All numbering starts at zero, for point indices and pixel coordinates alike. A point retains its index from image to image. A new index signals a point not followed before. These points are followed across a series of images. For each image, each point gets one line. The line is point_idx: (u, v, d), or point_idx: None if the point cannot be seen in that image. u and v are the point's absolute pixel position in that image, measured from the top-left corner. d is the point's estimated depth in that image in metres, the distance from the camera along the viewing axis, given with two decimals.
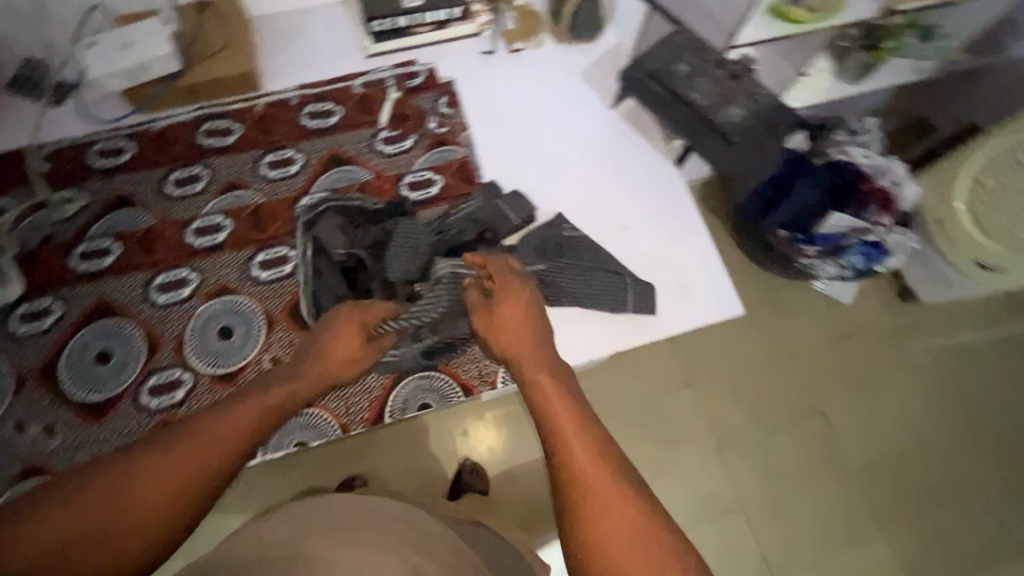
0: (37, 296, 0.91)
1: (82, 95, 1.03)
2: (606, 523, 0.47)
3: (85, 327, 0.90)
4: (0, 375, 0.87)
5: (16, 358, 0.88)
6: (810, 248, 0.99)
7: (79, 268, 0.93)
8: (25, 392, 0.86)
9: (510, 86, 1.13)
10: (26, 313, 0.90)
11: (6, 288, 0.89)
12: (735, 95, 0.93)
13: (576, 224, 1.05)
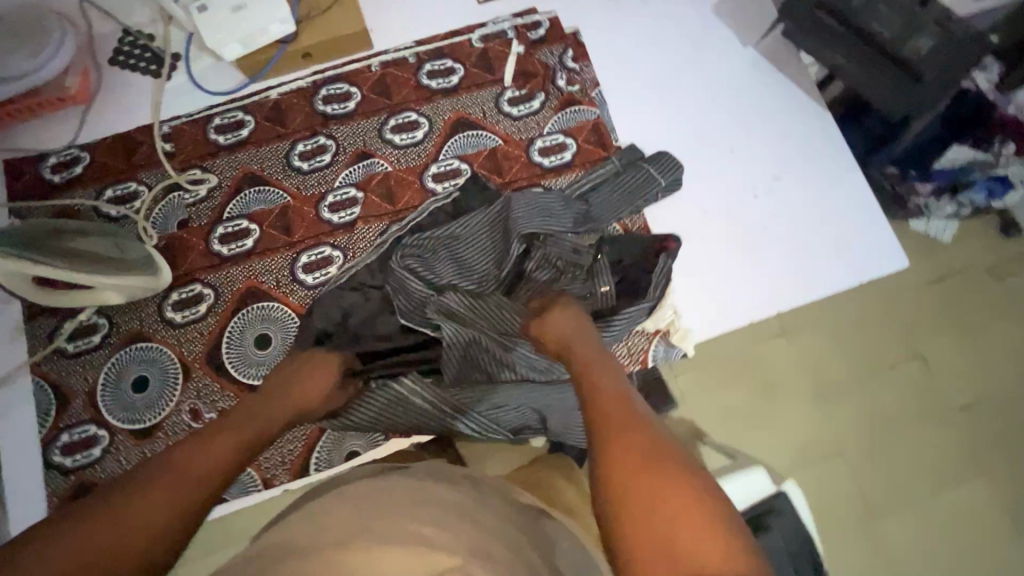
0: (186, 284, 0.89)
1: (193, 65, 0.98)
2: (662, 520, 0.41)
3: (239, 313, 0.88)
4: (165, 364, 0.86)
5: (177, 347, 0.87)
6: (926, 184, 1.03)
7: (222, 251, 0.91)
8: (193, 380, 0.86)
9: (637, 27, 1.03)
10: (178, 301, 0.88)
11: (158, 276, 0.85)
12: (924, 24, 0.82)
13: (724, 178, 0.97)
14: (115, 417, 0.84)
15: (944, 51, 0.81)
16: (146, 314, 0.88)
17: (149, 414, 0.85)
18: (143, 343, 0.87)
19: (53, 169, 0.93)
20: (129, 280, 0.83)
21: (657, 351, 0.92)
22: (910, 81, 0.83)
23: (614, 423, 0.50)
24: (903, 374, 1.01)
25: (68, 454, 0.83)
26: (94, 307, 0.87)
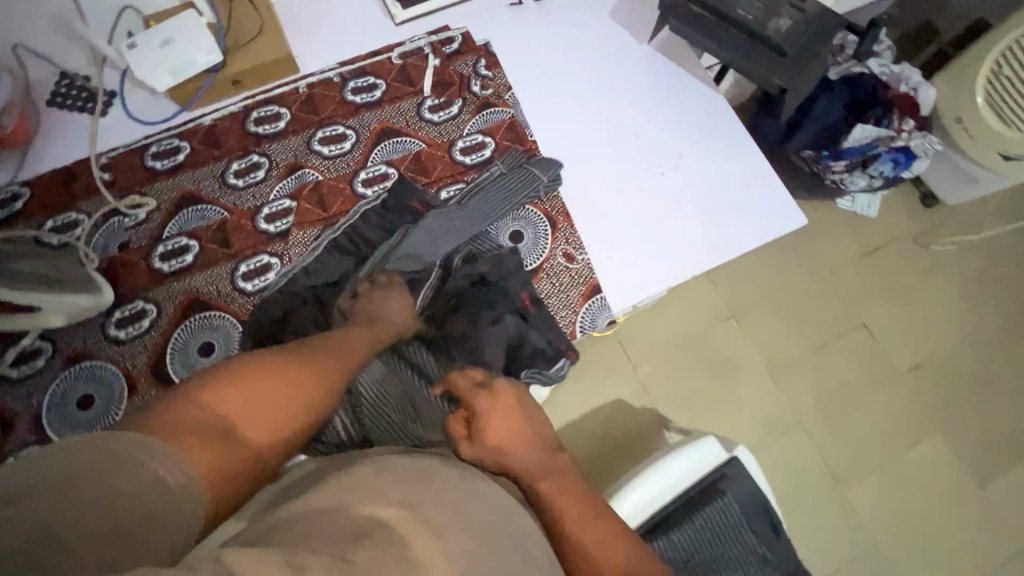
0: (129, 301, 0.92)
1: (127, 100, 1.04)
2: None
3: (183, 323, 0.92)
4: (109, 380, 0.88)
5: (123, 362, 0.89)
6: (838, 162, 1.28)
7: (163, 268, 0.95)
8: (140, 392, 0.88)
9: (543, 36, 1.14)
10: (121, 318, 0.91)
11: (102, 294, 0.90)
12: (780, 6, 0.93)
13: (631, 159, 1.05)
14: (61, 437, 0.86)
15: (799, 27, 0.92)
16: (90, 335, 0.90)
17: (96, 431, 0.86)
18: (88, 361, 0.89)
19: None
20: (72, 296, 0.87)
21: (583, 324, 0.96)
22: (777, 56, 0.93)
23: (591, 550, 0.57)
24: None
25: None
26: (36, 333, 0.89)
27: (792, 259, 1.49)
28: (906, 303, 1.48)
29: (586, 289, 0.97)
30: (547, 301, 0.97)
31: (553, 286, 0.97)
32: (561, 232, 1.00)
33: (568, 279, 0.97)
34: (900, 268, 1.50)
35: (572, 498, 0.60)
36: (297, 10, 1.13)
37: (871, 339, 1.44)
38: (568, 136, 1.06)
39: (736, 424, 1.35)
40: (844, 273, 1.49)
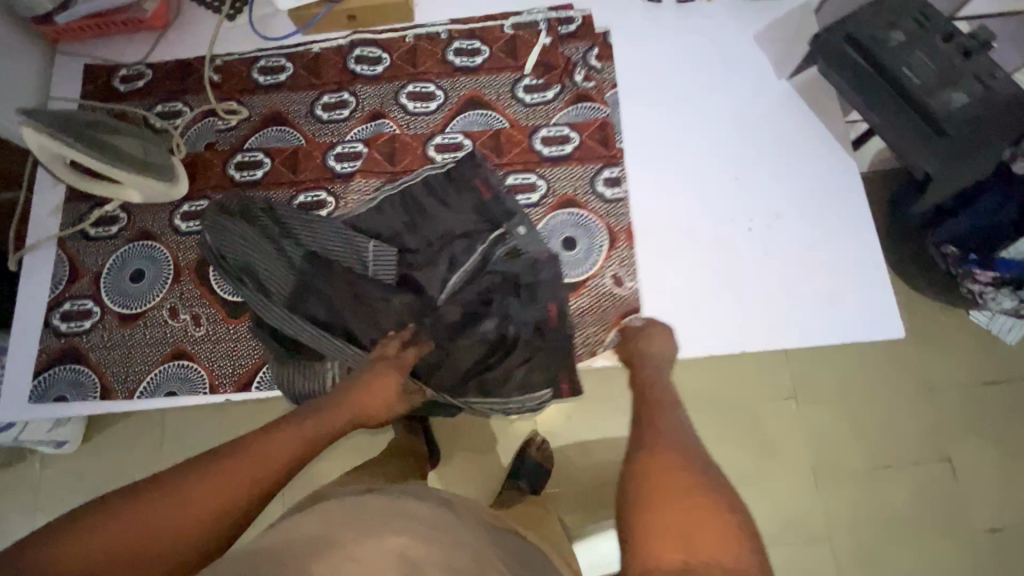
0: (199, 199, 0.99)
1: (254, 10, 1.08)
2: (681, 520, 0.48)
3: None
4: (162, 264, 0.96)
5: (176, 252, 0.96)
6: (985, 273, 1.05)
7: (235, 176, 1.00)
8: (182, 283, 0.95)
9: (671, 44, 1.02)
10: (188, 212, 0.98)
11: (176, 186, 0.97)
12: (958, 77, 0.76)
13: (724, 199, 0.94)
14: (111, 300, 0.95)
15: (976, 108, 0.74)
16: (158, 218, 0.98)
17: (136, 304, 0.94)
18: (149, 242, 0.97)
19: (121, 81, 1.06)
20: (154, 183, 0.92)
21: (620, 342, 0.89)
22: (931, 134, 0.76)
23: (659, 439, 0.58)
24: None
25: (66, 321, 0.95)
26: (119, 203, 0.99)
27: (882, 361, 1.28)
28: (1007, 453, 1.23)
29: (631, 311, 0.90)
30: (590, 309, 0.91)
31: (601, 296, 0.91)
32: (615, 250, 0.93)
33: (612, 299, 0.91)
34: (1015, 410, 1.25)
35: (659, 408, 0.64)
36: None
37: (945, 479, 1.22)
38: (662, 154, 0.97)
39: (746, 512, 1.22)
40: (941, 395, 1.27)
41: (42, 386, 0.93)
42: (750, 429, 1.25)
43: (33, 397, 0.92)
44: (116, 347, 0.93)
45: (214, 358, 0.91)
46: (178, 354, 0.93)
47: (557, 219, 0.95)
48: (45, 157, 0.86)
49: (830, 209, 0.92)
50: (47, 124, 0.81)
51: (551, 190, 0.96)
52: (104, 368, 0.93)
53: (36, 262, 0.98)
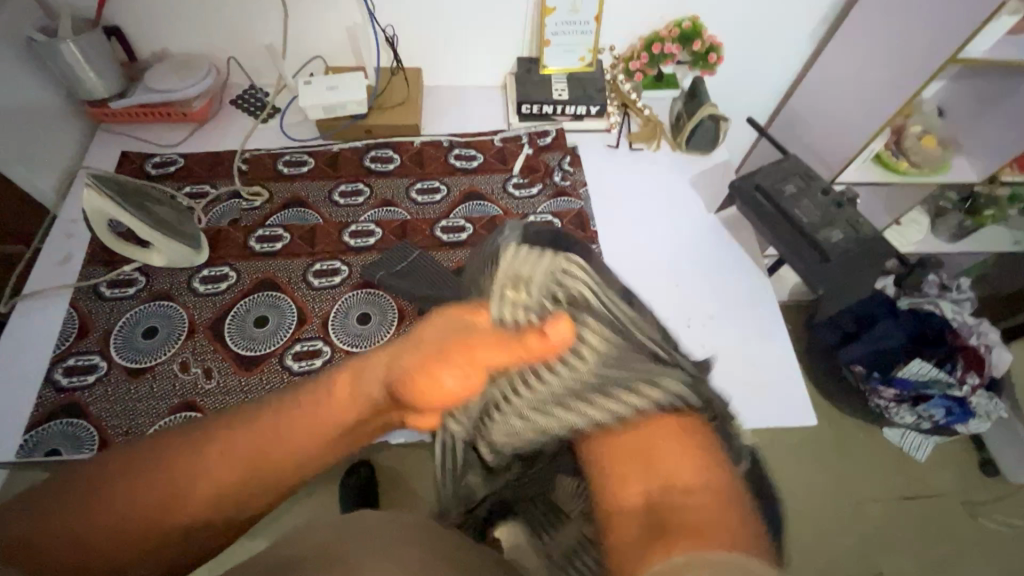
0: (218, 265, 1.09)
1: (286, 118, 1.29)
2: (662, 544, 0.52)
3: (252, 294, 1.06)
4: (175, 321, 1.03)
5: (191, 310, 1.04)
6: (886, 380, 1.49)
7: (255, 248, 1.12)
8: (194, 338, 1.01)
9: (624, 177, 1.29)
10: (206, 276, 1.08)
11: (199, 253, 1.07)
12: (836, 220, 1.01)
13: (675, 295, 1.13)
14: (119, 355, 0.98)
15: (850, 243, 0.99)
16: (176, 280, 1.07)
17: (147, 359, 0.99)
18: (165, 301, 1.04)
19: (154, 165, 1.21)
20: (181, 246, 1.03)
21: None
22: (820, 261, 0.99)
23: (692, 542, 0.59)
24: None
25: (68, 376, 0.96)
26: (138, 265, 1.07)
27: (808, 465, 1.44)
28: None
29: None
30: None
31: None
32: None
33: None
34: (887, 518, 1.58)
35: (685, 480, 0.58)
36: (438, 93, 1.38)
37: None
38: (625, 257, 1.17)
39: None
40: None
41: (33, 441, 0.90)
42: None
43: (19, 453, 0.89)
44: (119, 401, 0.94)
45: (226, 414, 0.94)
46: (183, 407, 0.95)
47: None
48: (88, 219, 0.95)
49: (758, 312, 1.13)
50: (108, 188, 0.93)
51: None
52: (105, 423, 0.92)
53: (31, 308, 1.02)
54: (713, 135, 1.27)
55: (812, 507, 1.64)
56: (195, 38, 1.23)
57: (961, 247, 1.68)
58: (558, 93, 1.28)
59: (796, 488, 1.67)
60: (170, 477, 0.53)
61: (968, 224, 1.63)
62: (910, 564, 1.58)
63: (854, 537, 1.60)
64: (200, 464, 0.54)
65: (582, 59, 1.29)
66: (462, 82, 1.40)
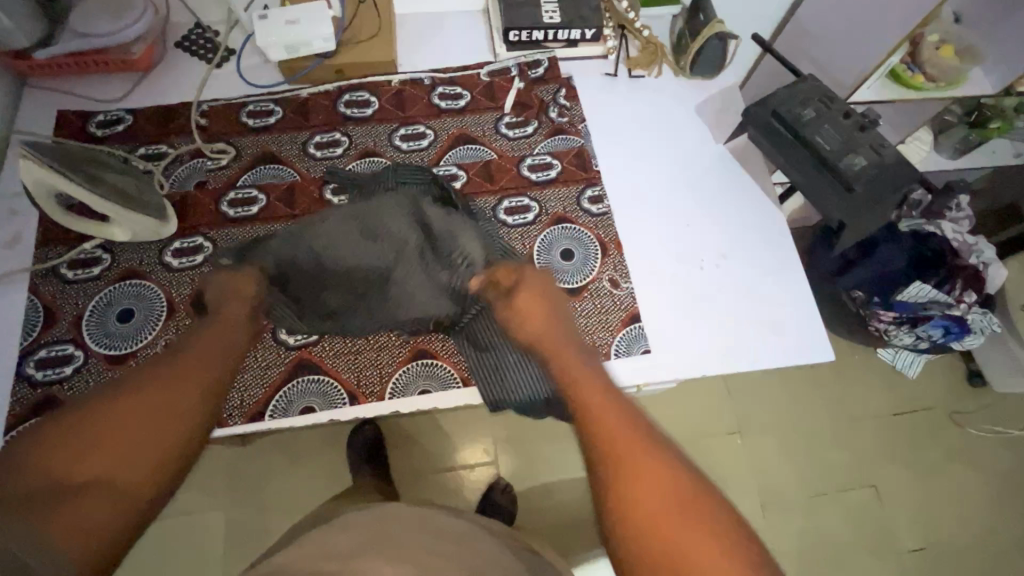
0: (190, 235, 0.99)
1: (243, 60, 1.14)
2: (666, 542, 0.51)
3: None
4: (151, 300, 0.94)
5: (168, 288, 0.95)
6: (886, 312, 1.53)
7: (229, 213, 1.01)
8: (176, 319, 0.93)
9: (624, 108, 1.18)
10: (178, 249, 0.98)
11: (166, 223, 0.96)
12: (860, 146, 0.94)
13: (686, 235, 1.07)
14: (95, 342, 0.90)
15: (874, 170, 0.93)
16: (146, 255, 0.97)
17: (127, 344, 0.91)
18: (137, 280, 0.95)
19: (98, 125, 1.06)
20: (143, 217, 0.92)
21: (620, 349, 0.97)
22: (843, 191, 0.93)
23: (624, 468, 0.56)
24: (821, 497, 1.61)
25: (42, 369, 0.88)
26: (98, 241, 0.96)
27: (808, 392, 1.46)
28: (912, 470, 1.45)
29: (626, 316, 0.99)
30: (586, 320, 0.99)
31: (596, 306, 1.00)
32: (585, 301, 1.00)
33: (610, 303, 1.00)
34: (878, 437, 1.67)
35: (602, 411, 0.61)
36: (413, 22, 1.23)
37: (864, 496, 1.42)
38: (632, 198, 1.10)
39: None
40: None
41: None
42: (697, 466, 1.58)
43: None
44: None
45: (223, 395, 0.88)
46: None
47: (552, 234, 1.05)
48: (30, 193, 0.83)
49: (772, 247, 1.08)
50: (47, 155, 0.80)
51: (543, 210, 1.06)
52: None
53: None
54: (720, 56, 1.16)
55: (810, 429, 1.68)
56: None
57: (964, 163, 1.63)
58: (549, 16, 1.14)
59: (794, 412, 1.70)
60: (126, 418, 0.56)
61: (973, 139, 1.58)
62: (900, 473, 1.66)
63: (849, 454, 1.67)
64: (147, 402, 0.58)
65: None
66: (439, 8, 1.24)
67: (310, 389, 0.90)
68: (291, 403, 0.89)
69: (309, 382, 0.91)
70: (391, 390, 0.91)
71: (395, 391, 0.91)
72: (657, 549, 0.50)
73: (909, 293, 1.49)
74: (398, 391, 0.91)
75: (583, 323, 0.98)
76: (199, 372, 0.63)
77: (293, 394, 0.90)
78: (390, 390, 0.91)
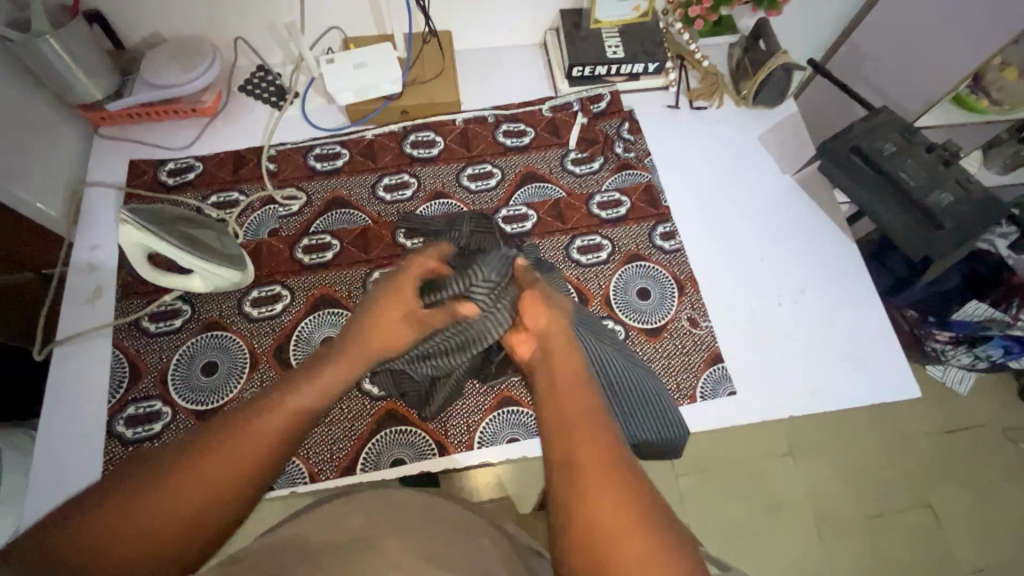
0: (267, 285, 0.99)
1: (308, 103, 1.14)
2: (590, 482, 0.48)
3: (312, 315, 0.97)
4: (234, 354, 0.93)
5: (250, 339, 0.95)
6: (942, 332, 1.53)
7: (304, 260, 1.01)
8: (259, 371, 0.93)
9: (687, 141, 1.18)
10: (257, 299, 0.98)
11: (246, 274, 0.96)
12: (946, 181, 0.93)
13: (761, 270, 1.06)
14: (181, 397, 0.90)
15: (962, 205, 0.91)
16: (225, 306, 0.97)
17: (212, 398, 0.90)
18: (219, 332, 0.95)
19: (169, 173, 1.06)
20: (227, 270, 0.92)
21: (704, 391, 0.96)
22: (931, 227, 0.92)
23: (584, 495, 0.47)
24: (883, 518, 1.56)
25: (131, 427, 0.88)
26: (179, 294, 0.96)
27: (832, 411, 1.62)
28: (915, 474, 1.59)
29: (708, 357, 0.98)
30: (668, 361, 0.98)
31: (677, 347, 0.99)
32: (665, 342, 0.99)
33: (691, 343, 0.99)
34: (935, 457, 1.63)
35: (580, 412, 0.53)
36: (472, 59, 1.23)
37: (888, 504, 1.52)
38: (702, 232, 1.09)
39: (759, 567, 1.48)
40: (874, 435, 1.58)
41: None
42: (754, 491, 1.54)
43: None
44: None
45: (312, 448, 0.87)
46: None
47: (626, 273, 1.04)
48: (126, 251, 0.83)
49: (849, 281, 1.06)
50: (146, 219, 0.81)
51: (616, 249, 1.05)
52: None
53: (70, 354, 0.92)
54: (784, 86, 1.15)
55: (867, 447, 1.62)
56: (194, 17, 1.05)
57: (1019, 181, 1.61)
58: (612, 51, 1.14)
59: (846, 429, 1.65)
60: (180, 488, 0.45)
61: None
62: (959, 493, 1.60)
63: (906, 473, 1.61)
64: (204, 467, 0.46)
65: (636, 8, 1.14)
66: (497, 44, 1.24)
67: (397, 441, 0.89)
68: (380, 456, 0.88)
69: (396, 434, 0.90)
70: (478, 438, 0.90)
71: (483, 439, 0.90)
72: (578, 501, 0.48)
73: (968, 311, 1.45)
74: (487, 439, 0.90)
75: (664, 364, 0.97)
76: (243, 463, 0.48)
77: (382, 447, 0.89)
78: (478, 439, 0.90)
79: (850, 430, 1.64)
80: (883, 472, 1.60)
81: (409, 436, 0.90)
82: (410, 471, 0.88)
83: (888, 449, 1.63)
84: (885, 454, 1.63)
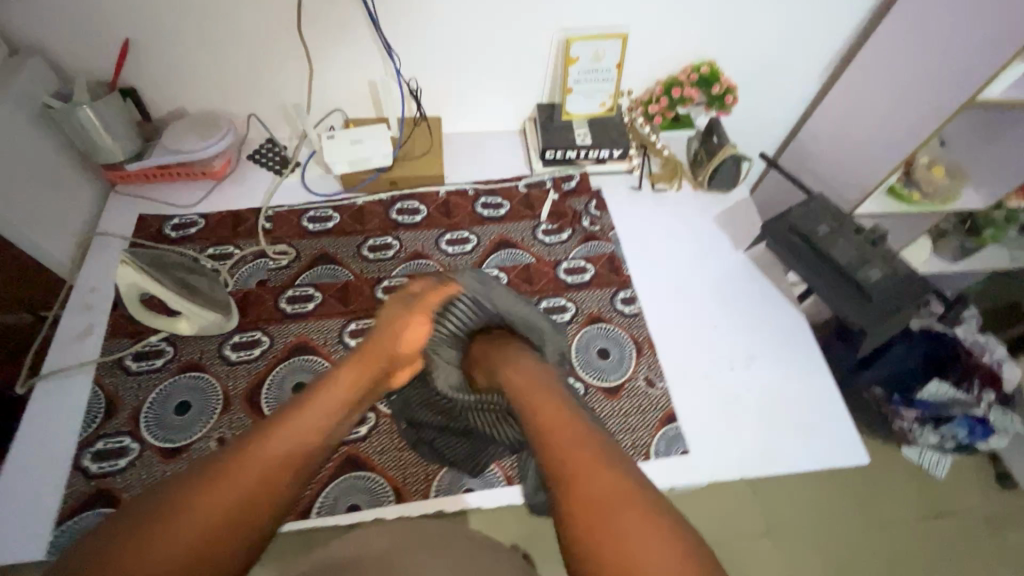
0: (249, 330, 1.05)
1: (307, 172, 1.28)
2: (604, 521, 0.53)
3: (288, 360, 1.03)
4: (208, 394, 0.98)
5: (225, 380, 1.00)
6: (911, 411, 1.52)
7: (286, 309, 1.08)
8: (230, 413, 0.96)
9: (649, 219, 1.30)
10: (238, 343, 1.03)
11: (230, 319, 1.03)
12: (872, 258, 1.03)
13: (715, 336, 1.13)
14: (152, 435, 0.93)
15: (889, 281, 1.00)
16: (207, 348, 1.02)
17: (181, 436, 0.93)
18: (197, 372, 1.00)
19: (173, 227, 1.17)
20: (212, 313, 0.99)
21: (658, 449, 0.99)
22: (862, 299, 1.00)
23: (583, 487, 0.56)
24: None
25: (98, 461, 0.90)
26: (165, 335, 1.02)
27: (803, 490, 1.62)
28: (898, 553, 1.55)
29: (664, 415, 1.02)
30: (625, 419, 1.02)
31: (633, 405, 1.03)
32: (622, 400, 1.03)
33: (646, 402, 1.03)
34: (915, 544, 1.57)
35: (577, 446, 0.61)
36: (459, 141, 1.39)
37: None
38: (661, 299, 1.17)
39: None
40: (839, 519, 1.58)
41: (64, 536, 0.84)
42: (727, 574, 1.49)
43: (48, 550, 0.83)
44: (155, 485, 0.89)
45: None
46: None
47: (588, 333, 1.11)
48: (121, 294, 0.91)
49: (796, 351, 1.12)
50: (142, 261, 0.90)
51: (579, 311, 1.13)
52: None
53: (50, 389, 0.96)
54: (735, 174, 1.29)
55: (844, 532, 1.57)
56: (217, 96, 1.21)
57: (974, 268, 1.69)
58: (581, 138, 1.29)
59: (823, 512, 1.60)
60: (183, 512, 0.51)
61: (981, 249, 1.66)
62: None
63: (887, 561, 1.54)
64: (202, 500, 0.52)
65: (602, 105, 1.30)
66: (482, 129, 1.40)
67: (356, 486, 0.91)
68: (337, 501, 0.89)
69: (355, 479, 0.92)
70: (436, 486, 0.92)
71: (441, 487, 0.92)
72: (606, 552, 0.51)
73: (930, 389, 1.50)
74: (444, 488, 0.92)
75: (622, 423, 1.01)
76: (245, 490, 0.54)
77: (338, 492, 0.90)
78: (435, 486, 0.92)
79: (825, 512, 1.60)
80: (863, 561, 1.53)
81: (369, 482, 0.91)
82: (365, 517, 0.89)
83: (863, 533, 1.57)
84: (865, 542, 1.56)
